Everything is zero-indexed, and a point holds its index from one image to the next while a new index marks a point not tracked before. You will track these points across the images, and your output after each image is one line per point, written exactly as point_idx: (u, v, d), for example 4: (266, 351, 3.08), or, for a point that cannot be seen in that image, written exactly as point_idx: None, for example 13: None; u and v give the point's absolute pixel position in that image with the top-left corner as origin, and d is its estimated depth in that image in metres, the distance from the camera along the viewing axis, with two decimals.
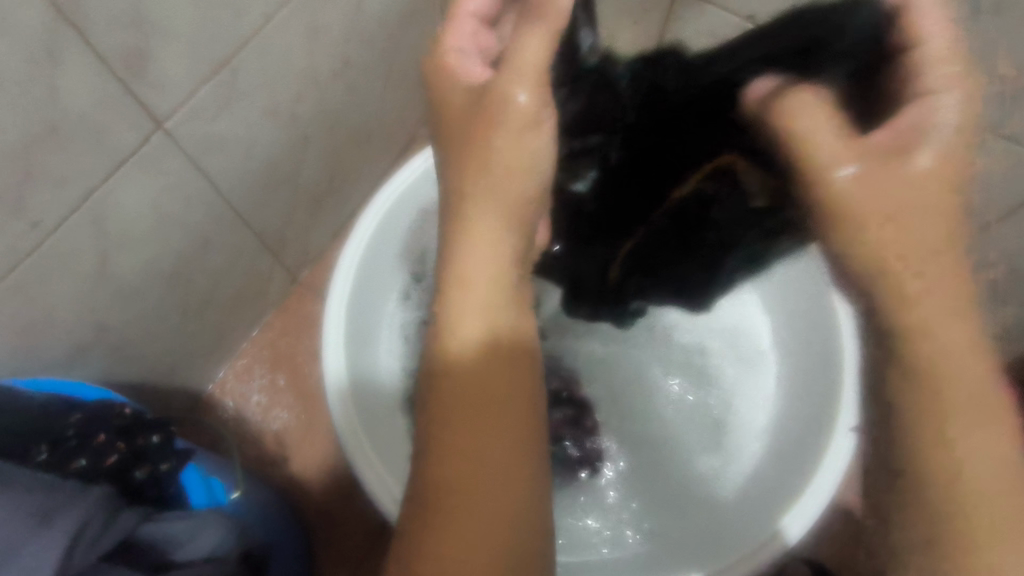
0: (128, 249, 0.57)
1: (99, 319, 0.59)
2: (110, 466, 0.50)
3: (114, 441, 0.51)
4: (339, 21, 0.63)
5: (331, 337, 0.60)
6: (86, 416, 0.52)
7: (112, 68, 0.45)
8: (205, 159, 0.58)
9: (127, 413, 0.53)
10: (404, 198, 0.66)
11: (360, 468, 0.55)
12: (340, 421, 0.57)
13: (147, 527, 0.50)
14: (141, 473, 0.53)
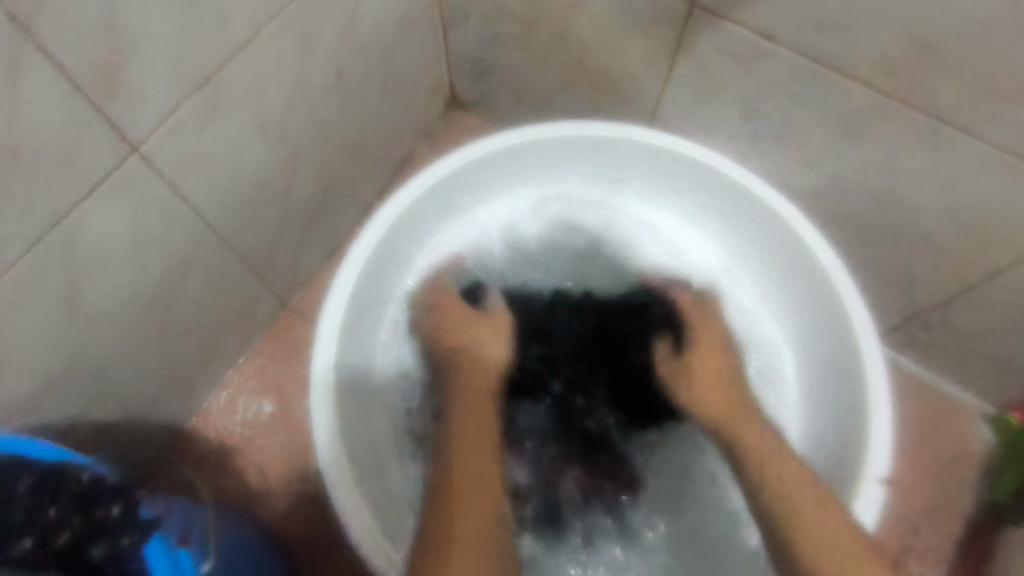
0: (102, 277, 0.52)
1: (70, 353, 0.54)
2: (62, 545, 0.41)
3: (69, 514, 0.42)
4: (333, 31, 0.59)
5: (325, 336, 0.57)
6: (37, 479, 0.43)
7: (81, 88, 0.41)
8: (185, 182, 0.54)
9: (87, 477, 0.45)
10: (424, 195, 0.63)
11: (334, 485, 0.52)
12: (323, 430, 0.54)
13: None
14: (100, 551, 0.43)
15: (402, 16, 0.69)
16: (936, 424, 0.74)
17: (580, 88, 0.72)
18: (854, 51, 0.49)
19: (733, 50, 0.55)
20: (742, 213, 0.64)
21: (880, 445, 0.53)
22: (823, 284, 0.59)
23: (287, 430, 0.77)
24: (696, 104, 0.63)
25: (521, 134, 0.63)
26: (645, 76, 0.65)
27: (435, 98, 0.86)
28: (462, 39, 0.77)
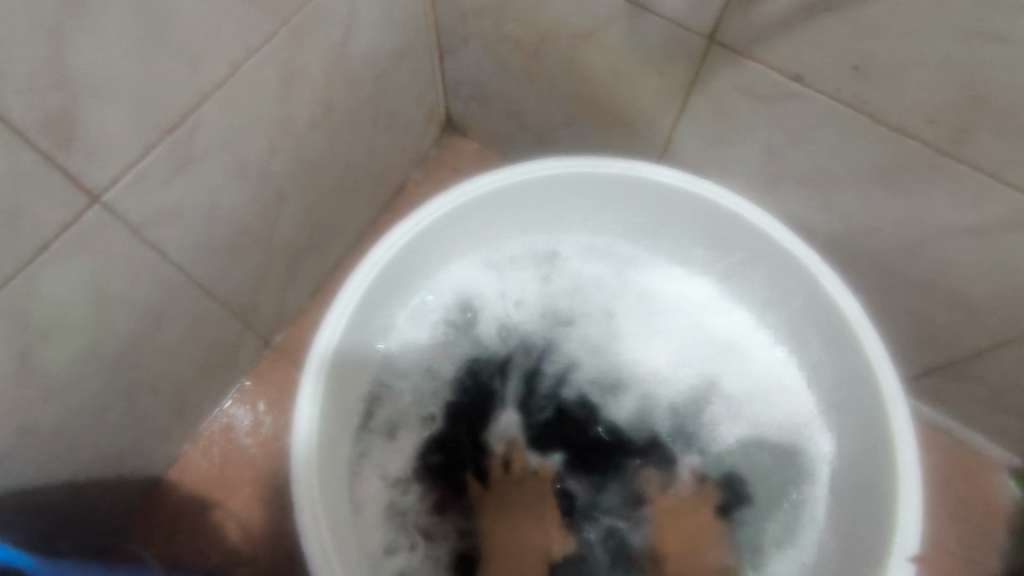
0: (59, 339, 0.47)
1: (26, 419, 0.49)
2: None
3: None
4: (319, 65, 0.55)
5: (313, 373, 0.52)
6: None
7: (30, 139, 0.37)
8: (155, 230, 0.49)
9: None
10: (430, 228, 0.58)
11: (309, 543, 0.47)
12: (300, 483, 0.49)
13: None
14: None
15: (395, 42, 0.64)
16: (964, 477, 0.69)
17: (586, 120, 0.68)
18: (886, 98, 0.45)
19: (755, 90, 0.51)
20: (758, 255, 0.59)
21: (911, 521, 0.48)
22: (844, 337, 0.55)
23: (271, 481, 0.72)
24: (712, 142, 0.59)
25: (528, 170, 0.59)
26: (655, 110, 0.60)
27: (430, 124, 0.81)
28: (460, 64, 0.73)
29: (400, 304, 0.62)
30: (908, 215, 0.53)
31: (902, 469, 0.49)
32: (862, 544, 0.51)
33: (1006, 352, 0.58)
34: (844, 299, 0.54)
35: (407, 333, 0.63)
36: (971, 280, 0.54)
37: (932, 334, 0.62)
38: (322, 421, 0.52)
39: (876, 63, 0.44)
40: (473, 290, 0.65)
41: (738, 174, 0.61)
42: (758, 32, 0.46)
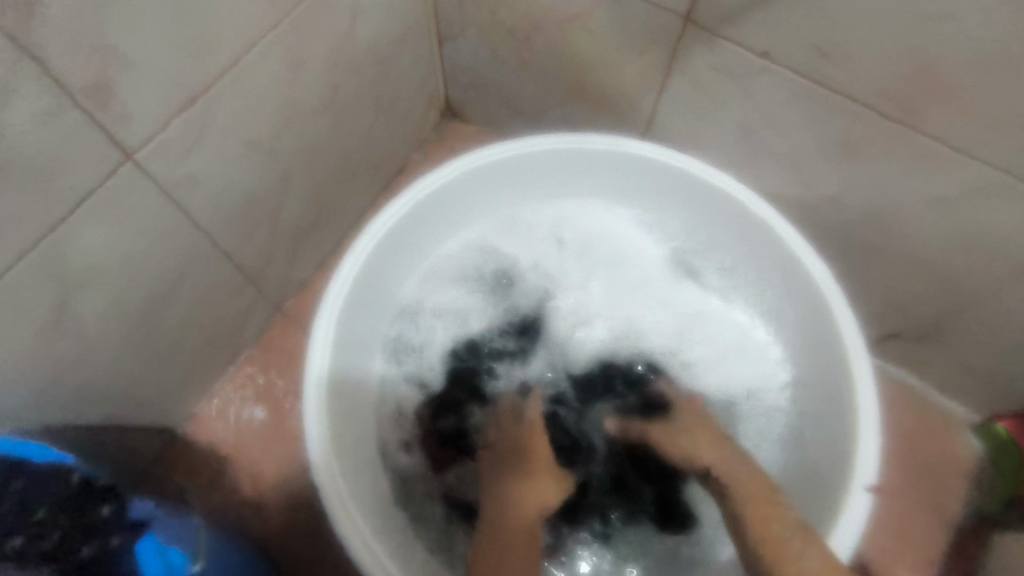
0: (90, 288, 0.52)
1: (58, 362, 0.54)
2: (45, 550, 0.36)
3: (52, 519, 0.37)
4: (328, 47, 0.60)
5: (319, 338, 0.56)
6: (27, 484, 0.38)
7: (72, 98, 0.41)
8: (178, 192, 0.53)
9: (75, 480, 0.40)
10: (424, 202, 0.62)
11: (327, 497, 0.50)
12: (314, 443, 0.52)
13: None
14: (87, 553, 0.38)
15: (398, 29, 0.69)
16: (926, 433, 0.75)
17: (577, 102, 0.73)
18: (845, 72, 0.50)
19: (728, 68, 0.56)
20: (733, 221, 0.63)
21: (871, 450, 0.52)
22: (806, 289, 0.59)
23: (279, 438, 0.77)
24: (692, 119, 0.64)
25: (515, 145, 0.63)
26: (640, 90, 0.65)
27: (430, 110, 0.86)
28: (458, 51, 0.78)
29: (410, 271, 0.67)
30: (870, 183, 0.57)
31: (862, 411, 0.53)
32: (829, 461, 0.56)
33: (965, 310, 0.63)
34: (810, 258, 0.58)
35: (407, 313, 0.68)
36: (930, 244, 0.59)
37: (898, 295, 0.67)
38: (336, 371, 0.57)
39: (835, 41, 0.48)
40: (476, 260, 0.71)
41: (716, 149, 0.66)
42: (728, 13, 0.51)
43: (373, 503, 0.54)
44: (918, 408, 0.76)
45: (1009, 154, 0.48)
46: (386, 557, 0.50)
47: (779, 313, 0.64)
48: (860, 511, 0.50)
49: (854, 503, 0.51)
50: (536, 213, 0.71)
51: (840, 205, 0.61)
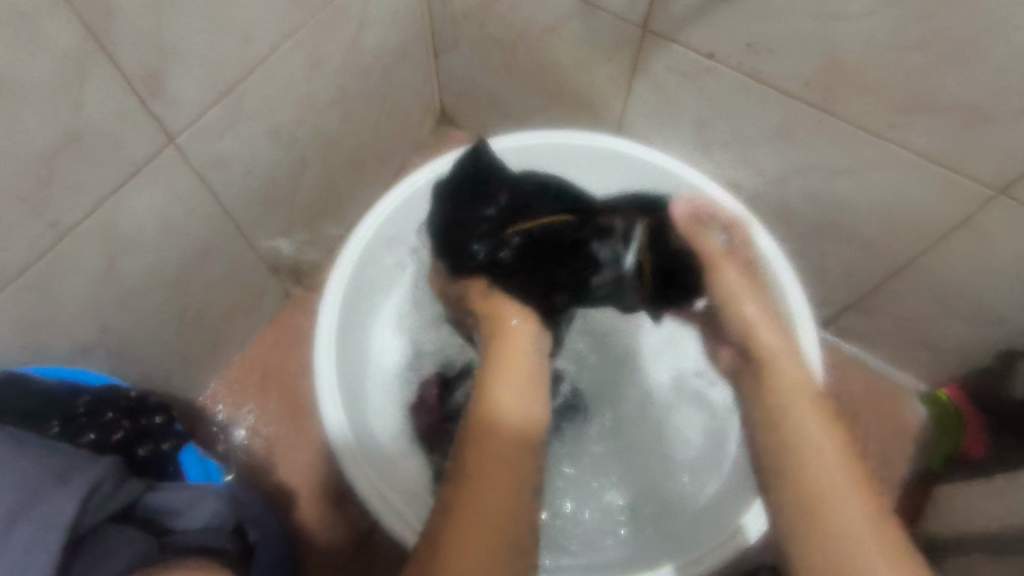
0: (134, 254, 0.60)
1: (102, 323, 0.61)
2: (116, 442, 0.53)
3: (120, 419, 0.54)
4: (338, 54, 0.69)
5: (324, 334, 0.62)
6: (93, 399, 0.54)
7: (131, 86, 0.49)
8: (209, 173, 0.62)
9: (133, 395, 0.57)
10: (409, 203, 0.70)
11: (353, 475, 0.57)
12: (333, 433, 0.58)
13: (150, 497, 0.48)
14: (144, 450, 0.54)
15: (399, 41, 0.79)
16: (872, 398, 0.85)
17: (557, 103, 0.82)
18: (777, 68, 0.58)
19: (682, 68, 0.65)
20: None
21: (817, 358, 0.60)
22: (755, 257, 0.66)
23: (291, 408, 0.84)
24: (656, 116, 0.73)
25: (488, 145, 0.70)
26: (610, 90, 0.74)
27: (427, 116, 0.96)
28: (451, 62, 0.87)
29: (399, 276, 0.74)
30: (807, 165, 0.66)
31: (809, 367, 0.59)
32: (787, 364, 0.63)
33: (898, 280, 0.72)
34: (762, 237, 0.64)
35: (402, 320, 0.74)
36: (864, 222, 0.68)
37: (842, 270, 0.76)
38: (338, 359, 0.63)
39: (765, 40, 0.57)
40: None
41: (677, 143, 0.75)
42: (679, 18, 0.60)
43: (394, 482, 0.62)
44: (866, 376, 0.86)
45: (916, 136, 0.57)
46: (384, 494, 0.57)
47: None
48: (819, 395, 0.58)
49: None
50: None
51: (785, 187, 0.70)
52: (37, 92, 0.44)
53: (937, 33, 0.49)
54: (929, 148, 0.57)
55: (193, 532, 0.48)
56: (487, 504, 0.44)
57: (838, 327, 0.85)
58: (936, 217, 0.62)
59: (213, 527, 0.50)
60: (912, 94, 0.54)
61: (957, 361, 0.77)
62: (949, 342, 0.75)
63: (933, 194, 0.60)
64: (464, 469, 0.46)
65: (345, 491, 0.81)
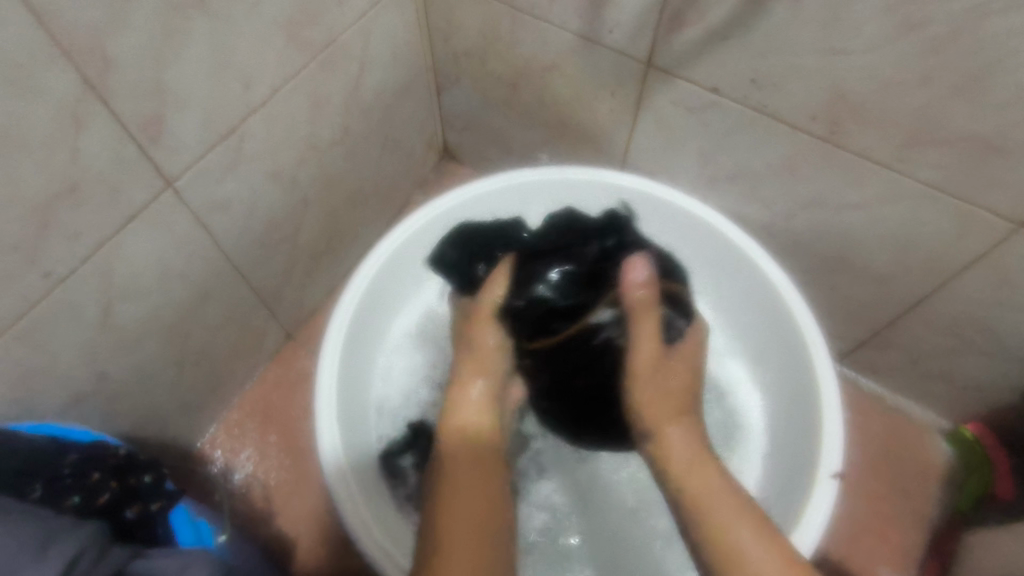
0: (132, 300, 0.58)
1: (97, 372, 0.60)
2: (101, 505, 0.51)
3: (107, 480, 0.52)
4: (340, 93, 0.68)
5: (326, 367, 0.60)
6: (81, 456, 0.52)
7: (131, 133, 0.49)
8: (209, 217, 0.61)
9: (122, 452, 0.55)
10: (417, 235, 0.68)
11: (342, 504, 0.55)
12: (331, 468, 0.56)
13: (136, 565, 0.44)
14: (132, 512, 0.52)
15: (401, 79, 0.78)
16: (890, 435, 0.82)
17: (559, 138, 0.81)
18: (784, 102, 0.57)
19: (686, 103, 0.64)
20: (696, 238, 0.69)
21: (834, 448, 0.56)
22: (777, 300, 0.64)
23: (292, 452, 0.82)
24: (660, 150, 0.72)
25: (500, 180, 0.69)
26: (613, 125, 0.73)
27: (429, 152, 0.95)
28: (453, 98, 0.87)
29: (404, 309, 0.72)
30: (816, 197, 0.64)
31: (826, 411, 0.57)
32: (803, 453, 0.59)
33: (915, 314, 0.70)
34: (771, 269, 0.63)
35: (407, 358, 0.71)
36: (878, 254, 0.66)
37: (856, 304, 0.74)
38: (341, 396, 0.61)
39: (769, 75, 0.56)
40: None
41: (682, 176, 0.73)
42: (682, 53, 0.59)
43: (393, 523, 0.59)
44: (886, 414, 0.83)
45: (926, 169, 0.55)
46: (391, 546, 0.55)
47: (757, 333, 0.68)
48: (822, 507, 0.54)
49: (821, 488, 0.55)
50: None
51: (794, 222, 0.69)
52: (31, 142, 0.43)
53: (946, 67, 0.48)
54: (941, 180, 0.55)
55: None
56: (467, 499, 0.44)
57: (855, 362, 0.82)
58: (952, 250, 0.60)
59: None
60: (925, 125, 0.52)
61: (980, 395, 0.74)
62: (973, 377, 0.72)
63: (948, 225, 0.58)
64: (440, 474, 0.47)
65: (346, 540, 0.78)
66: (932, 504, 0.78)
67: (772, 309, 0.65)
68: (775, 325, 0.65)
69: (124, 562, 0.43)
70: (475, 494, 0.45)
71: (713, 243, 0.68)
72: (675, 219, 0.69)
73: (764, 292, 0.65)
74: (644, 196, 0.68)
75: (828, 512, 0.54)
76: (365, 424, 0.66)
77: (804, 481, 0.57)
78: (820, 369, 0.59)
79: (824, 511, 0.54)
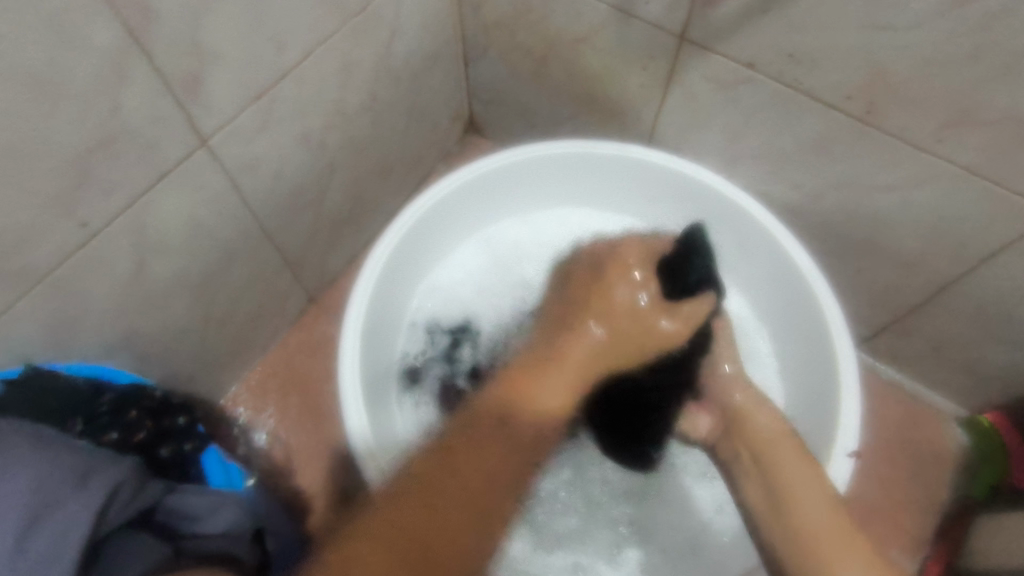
0: (164, 254, 0.59)
1: (128, 324, 0.61)
2: (137, 441, 0.54)
3: (143, 419, 0.55)
4: (370, 59, 0.68)
5: (351, 325, 0.60)
6: (115, 396, 0.54)
7: (170, 88, 0.50)
8: (240, 176, 0.62)
9: (156, 395, 0.57)
10: (443, 202, 0.68)
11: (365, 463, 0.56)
12: (353, 426, 0.57)
13: (173, 499, 0.47)
14: (166, 451, 0.55)
15: (430, 48, 0.78)
16: (907, 422, 0.82)
17: (588, 112, 0.81)
18: (819, 79, 0.57)
19: (718, 78, 0.63)
20: (722, 219, 0.69)
21: (852, 421, 0.57)
22: (801, 279, 0.63)
23: (311, 412, 0.84)
24: (689, 127, 0.72)
25: (530, 151, 0.68)
26: (643, 101, 0.73)
27: (455, 124, 0.95)
28: (481, 70, 0.87)
29: (424, 276, 0.72)
30: (847, 178, 0.64)
31: (844, 393, 0.58)
32: (820, 424, 0.60)
33: (940, 301, 0.69)
34: (798, 253, 0.63)
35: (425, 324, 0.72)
36: (907, 238, 0.65)
37: (880, 287, 0.73)
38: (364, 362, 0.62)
39: (809, 51, 0.55)
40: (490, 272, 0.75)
41: (710, 155, 0.73)
42: (718, 27, 0.58)
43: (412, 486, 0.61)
44: (903, 400, 0.83)
45: (966, 151, 0.54)
46: None
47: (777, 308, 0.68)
48: (843, 471, 0.55)
49: (838, 464, 0.55)
50: (541, 222, 0.75)
51: (821, 203, 0.68)
52: (72, 91, 0.44)
53: (991, 46, 0.47)
54: (979, 164, 0.55)
55: (215, 537, 0.47)
56: (459, 497, 0.42)
57: (875, 348, 0.82)
58: (983, 236, 0.60)
59: (235, 535, 0.49)
60: (963, 107, 0.52)
61: (1003, 386, 0.74)
62: (998, 368, 0.72)
63: (982, 211, 0.58)
64: (462, 433, 0.45)
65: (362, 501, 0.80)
66: (945, 492, 0.79)
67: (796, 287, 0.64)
68: (797, 305, 0.65)
69: (160, 496, 0.46)
70: (457, 506, 0.41)
71: (734, 221, 0.68)
72: (699, 196, 0.69)
73: (789, 271, 0.65)
74: (672, 171, 0.68)
75: (846, 481, 0.55)
76: (385, 386, 0.67)
77: (823, 452, 0.58)
78: (843, 346, 0.59)
79: (842, 479, 0.55)
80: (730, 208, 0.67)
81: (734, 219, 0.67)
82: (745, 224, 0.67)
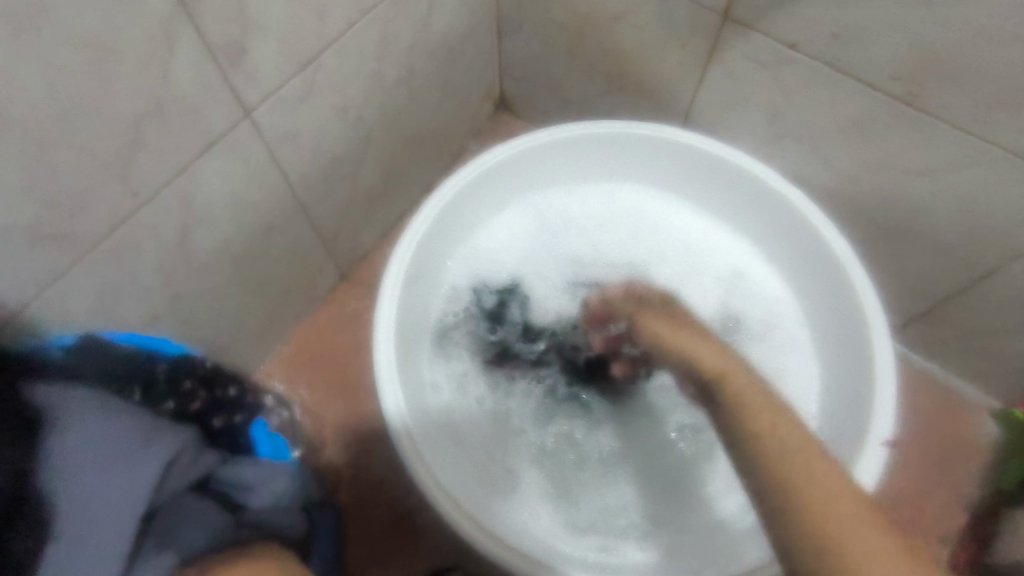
0: (208, 224, 0.61)
1: (172, 291, 0.62)
2: (194, 411, 0.58)
3: (196, 389, 0.59)
4: (408, 32, 0.68)
5: (388, 293, 0.62)
6: (168, 366, 0.58)
7: (216, 59, 0.50)
8: (280, 150, 0.63)
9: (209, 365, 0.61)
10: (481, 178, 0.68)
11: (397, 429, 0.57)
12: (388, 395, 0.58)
13: (225, 469, 0.52)
14: (219, 421, 0.59)
15: (465, 25, 0.78)
16: (935, 411, 0.81)
17: (623, 91, 0.80)
18: (865, 60, 0.55)
19: (759, 57, 0.62)
20: (755, 205, 0.68)
21: (885, 408, 0.56)
22: (835, 266, 0.63)
23: (341, 385, 0.86)
24: (725, 106, 0.71)
25: (568, 129, 0.69)
26: (680, 80, 0.72)
27: (486, 102, 0.95)
28: (515, 47, 0.86)
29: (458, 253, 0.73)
30: (886, 162, 0.62)
31: (878, 387, 0.57)
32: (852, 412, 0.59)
33: (978, 289, 0.68)
34: (835, 238, 0.62)
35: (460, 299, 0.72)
36: (946, 223, 0.64)
37: (914, 274, 0.72)
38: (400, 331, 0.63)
39: (856, 30, 0.54)
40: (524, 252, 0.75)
41: (746, 134, 0.72)
42: (761, 4, 0.57)
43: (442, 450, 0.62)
44: (932, 390, 0.82)
45: (1011, 134, 0.53)
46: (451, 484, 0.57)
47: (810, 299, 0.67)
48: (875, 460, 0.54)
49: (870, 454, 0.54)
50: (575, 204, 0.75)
51: (859, 186, 0.67)
52: (127, 58, 0.44)
53: None
54: None
55: (265, 509, 0.53)
56: None
57: (906, 336, 0.81)
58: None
59: (283, 505, 0.54)
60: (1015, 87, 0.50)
61: None
62: None
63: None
64: None
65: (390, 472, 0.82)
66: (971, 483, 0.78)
67: (830, 276, 0.64)
68: (830, 295, 0.64)
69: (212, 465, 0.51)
70: None
71: (769, 206, 0.67)
72: (732, 180, 0.68)
73: (824, 259, 0.64)
74: (705, 151, 0.67)
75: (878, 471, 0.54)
76: (418, 358, 0.67)
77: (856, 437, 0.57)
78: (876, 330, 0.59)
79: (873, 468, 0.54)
80: (766, 191, 0.66)
81: (768, 204, 0.67)
82: (779, 208, 0.66)
